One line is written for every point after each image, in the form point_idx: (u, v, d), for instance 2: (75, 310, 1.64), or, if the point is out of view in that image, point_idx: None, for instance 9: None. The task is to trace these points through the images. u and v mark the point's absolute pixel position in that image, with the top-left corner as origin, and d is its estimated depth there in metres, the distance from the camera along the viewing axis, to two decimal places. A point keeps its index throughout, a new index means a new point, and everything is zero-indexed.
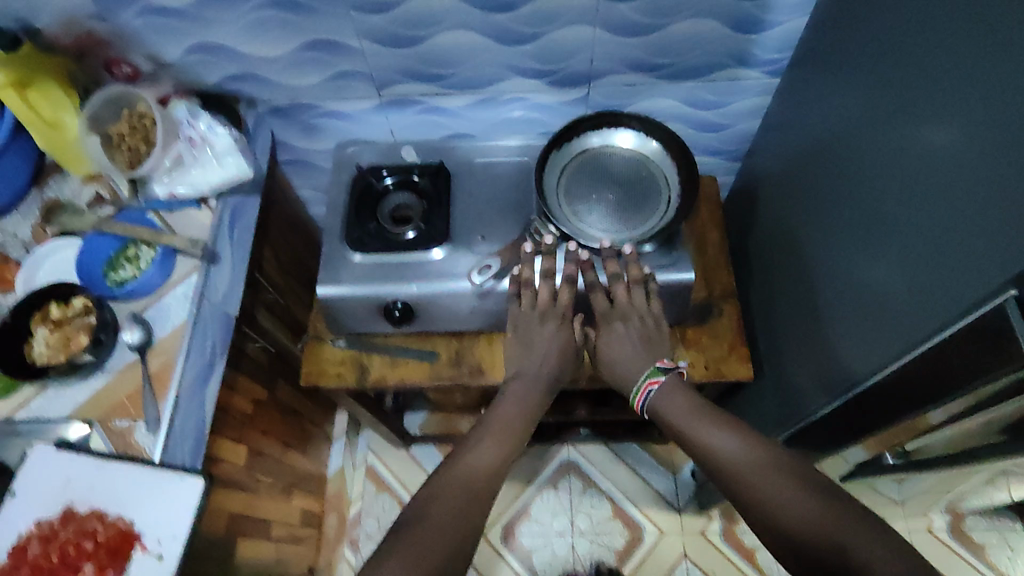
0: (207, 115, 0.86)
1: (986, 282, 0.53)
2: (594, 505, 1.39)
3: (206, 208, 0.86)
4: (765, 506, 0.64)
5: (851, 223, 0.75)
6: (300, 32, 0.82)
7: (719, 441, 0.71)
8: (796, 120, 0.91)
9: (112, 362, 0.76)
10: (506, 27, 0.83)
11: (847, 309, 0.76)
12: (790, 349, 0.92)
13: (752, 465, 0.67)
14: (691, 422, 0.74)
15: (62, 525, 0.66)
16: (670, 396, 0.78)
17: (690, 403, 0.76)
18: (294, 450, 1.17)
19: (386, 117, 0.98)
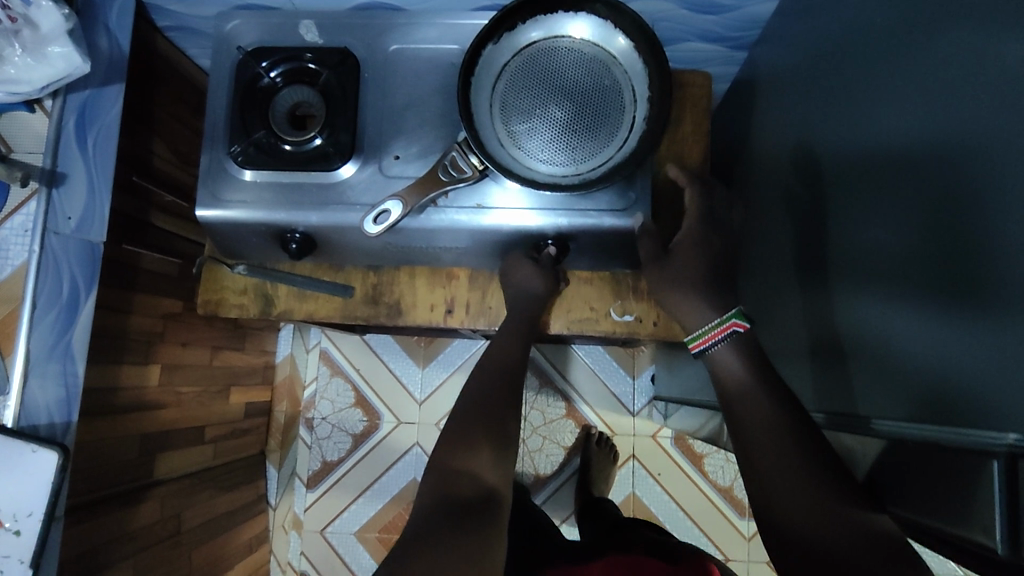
0: None
1: (994, 404, 0.40)
2: (547, 403, 1.36)
3: (41, 112, 0.71)
4: (764, 472, 0.56)
5: (862, 208, 0.56)
6: None
7: (756, 399, 0.60)
8: (819, 17, 0.66)
9: None
10: None
11: (833, 314, 0.60)
12: (771, 308, 0.77)
13: (783, 436, 0.57)
14: (746, 378, 0.62)
15: None
16: (734, 351, 0.65)
17: (753, 359, 0.63)
18: (228, 350, 1.12)
19: None
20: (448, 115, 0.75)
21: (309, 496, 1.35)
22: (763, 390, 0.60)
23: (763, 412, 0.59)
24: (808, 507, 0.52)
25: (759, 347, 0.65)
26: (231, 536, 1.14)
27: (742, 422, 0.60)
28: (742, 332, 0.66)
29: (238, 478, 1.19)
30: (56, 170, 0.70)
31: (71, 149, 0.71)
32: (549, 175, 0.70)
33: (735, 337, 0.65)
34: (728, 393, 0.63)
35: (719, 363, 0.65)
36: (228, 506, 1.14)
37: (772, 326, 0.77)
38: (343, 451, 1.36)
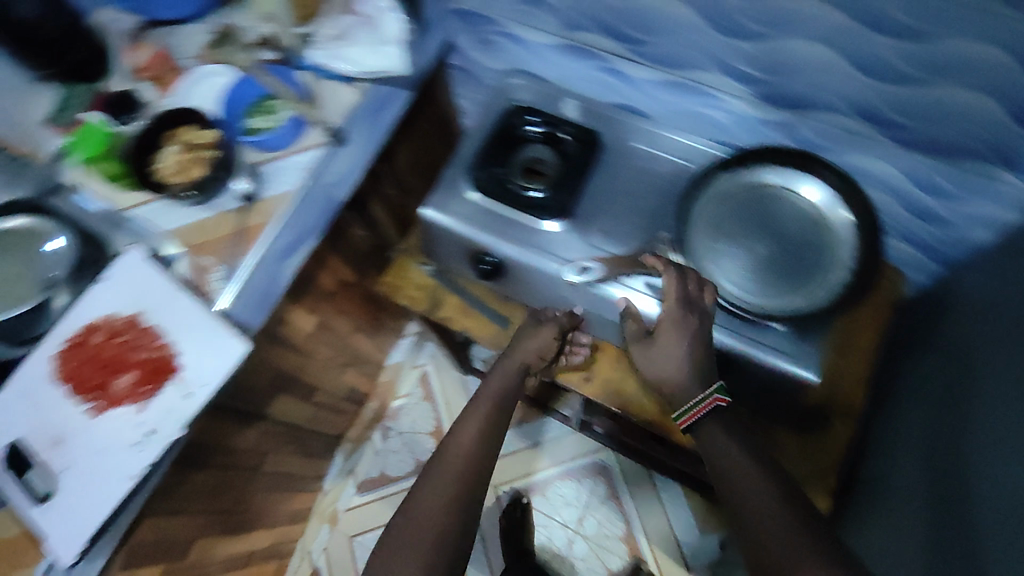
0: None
1: None
2: (558, 494, 1.33)
3: (353, 87, 0.84)
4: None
5: (988, 435, 0.63)
6: None
7: (756, 481, 0.56)
8: None
9: (218, 203, 0.79)
10: (727, 13, 0.69)
11: (972, 542, 0.58)
12: (897, 504, 0.76)
13: (777, 506, 0.54)
14: (743, 459, 0.59)
15: (126, 328, 0.72)
16: (721, 424, 0.64)
17: (735, 432, 0.63)
18: (361, 334, 1.22)
19: (564, 62, 0.89)
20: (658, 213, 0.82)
21: (356, 498, 1.38)
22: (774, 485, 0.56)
23: (749, 488, 0.56)
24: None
25: (743, 421, 0.66)
26: (283, 498, 1.18)
27: (745, 508, 0.55)
28: (724, 407, 0.65)
29: (314, 448, 1.25)
30: (342, 133, 0.83)
31: (360, 121, 0.85)
32: (732, 295, 0.75)
33: (717, 412, 0.65)
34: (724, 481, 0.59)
35: (711, 442, 0.63)
36: (295, 469, 1.19)
37: (879, 537, 0.78)
38: (404, 471, 1.39)
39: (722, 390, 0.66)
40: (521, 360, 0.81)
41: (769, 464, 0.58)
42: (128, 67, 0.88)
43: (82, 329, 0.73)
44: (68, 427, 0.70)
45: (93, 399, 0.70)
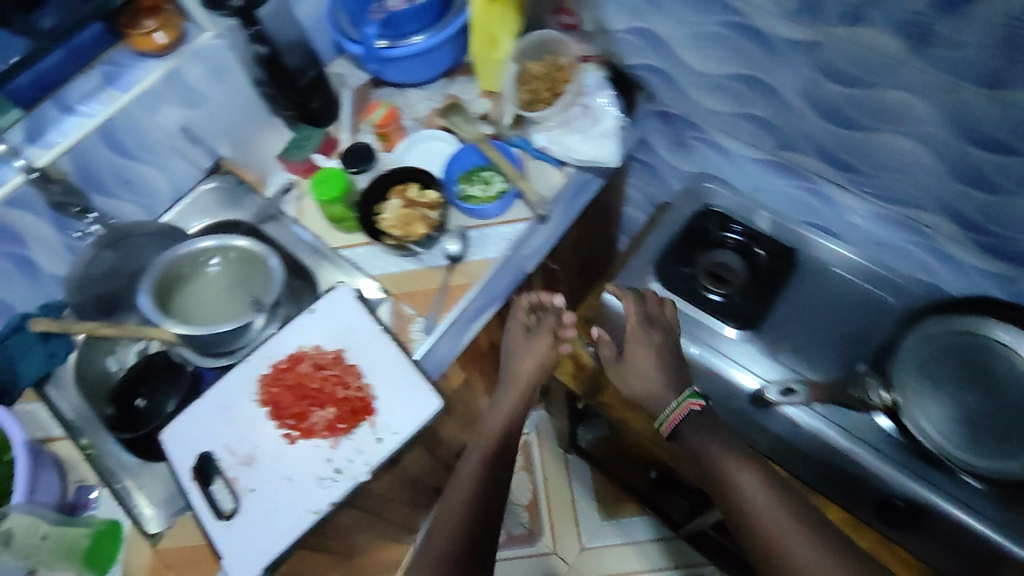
0: (610, 92, 0.88)
1: None
2: None
3: (562, 171, 0.87)
4: (758, 514, 0.59)
5: None
6: (742, 61, 0.77)
7: (749, 479, 0.62)
8: None
9: (426, 258, 0.84)
10: (970, 158, 0.69)
11: None
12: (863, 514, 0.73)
13: (777, 504, 0.60)
14: (718, 452, 0.64)
15: (331, 363, 0.75)
16: (698, 430, 0.67)
17: (714, 433, 0.66)
18: (486, 396, 1.22)
19: (762, 176, 0.91)
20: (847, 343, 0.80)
21: None
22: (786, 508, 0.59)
23: (746, 476, 0.62)
24: (805, 546, 0.56)
25: (720, 420, 0.69)
26: (380, 548, 1.16)
27: (738, 504, 0.61)
28: (697, 411, 0.68)
29: (420, 503, 1.23)
30: (547, 212, 0.85)
31: (563, 203, 0.86)
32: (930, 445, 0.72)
33: (693, 415, 0.68)
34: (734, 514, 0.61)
35: (692, 440, 0.67)
36: (397, 520, 1.17)
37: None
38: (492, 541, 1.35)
39: (695, 394, 0.70)
40: (525, 383, 0.80)
41: (733, 439, 0.66)
42: (352, 122, 0.95)
43: (288, 355, 0.77)
44: (262, 448, 0.72)
45: (289, 426, 0.73)
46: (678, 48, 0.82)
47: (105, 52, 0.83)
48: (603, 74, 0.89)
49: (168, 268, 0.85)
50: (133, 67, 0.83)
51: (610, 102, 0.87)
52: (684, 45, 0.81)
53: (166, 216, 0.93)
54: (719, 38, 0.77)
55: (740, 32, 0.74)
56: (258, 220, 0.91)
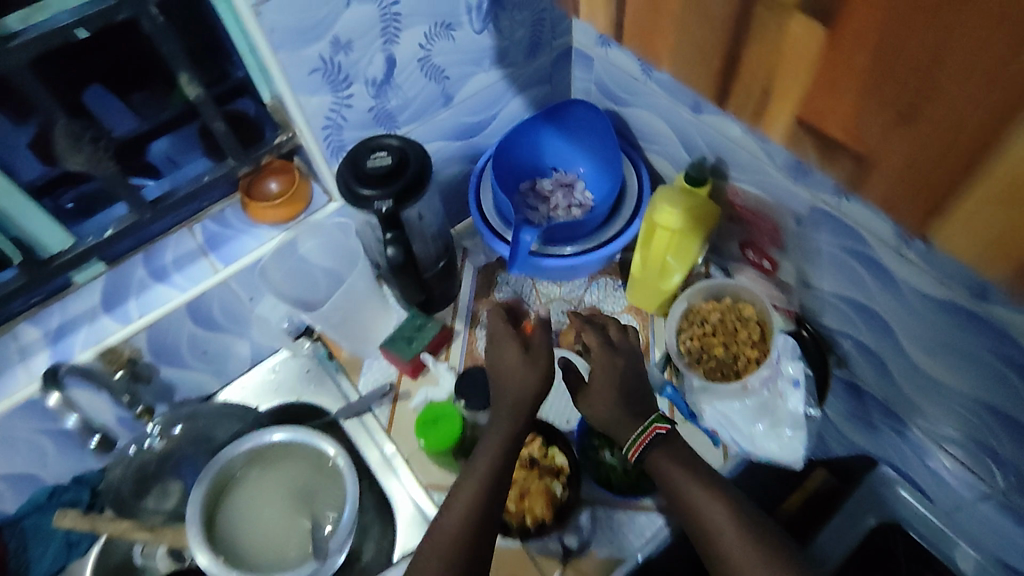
0: (801, 366, 0.68)
1: None
2: None
3: (721, 447, 0.71)
4: (722, 539, 0.55)
5: None
6: (1002, 390, 0.59)
7: (696, 493, 0.57)
8: None
9: (533, 542, 0.65)
10: None
11: None
12: None
13: (742, 539, 0.55)
14: (688, 482, 0.58)
15: None
16: (669, 455, 0.60)
17: (682, 461, 0.59)
18: None
19: (973, 501, 0.71)
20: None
21: None
22: (767, 552, 0.54)
23: (716, 508, 0.56)
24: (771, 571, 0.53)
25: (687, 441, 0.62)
26: None
27: (704, 532, 0.56)
28: (664, 434, 0.61)
29: None
30: None
31: None
32: None
33: (660, 439, 0.60)
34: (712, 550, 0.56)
35: (660, 472, 0.60)
36: None
37: None
38: None
39: (662, 416, 0.62)
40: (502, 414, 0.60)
41: (708, 473, 0.59)
42: (472, 310, 0.82)
43: None
44: None
45: None
46: (908, 343, 0.65)
47: (213, 208, 0.72)
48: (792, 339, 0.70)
49: (219, 470, 0.72)
50: (240, 233, 0.71)
51: (800, 387, 0.68)
52: (918, 342, 0.64)
53: (237, 386, 0.81)
54: (978, 361, 0.59)
55: (1014, 369, 0.56)
56: (342, 418, 0.77)
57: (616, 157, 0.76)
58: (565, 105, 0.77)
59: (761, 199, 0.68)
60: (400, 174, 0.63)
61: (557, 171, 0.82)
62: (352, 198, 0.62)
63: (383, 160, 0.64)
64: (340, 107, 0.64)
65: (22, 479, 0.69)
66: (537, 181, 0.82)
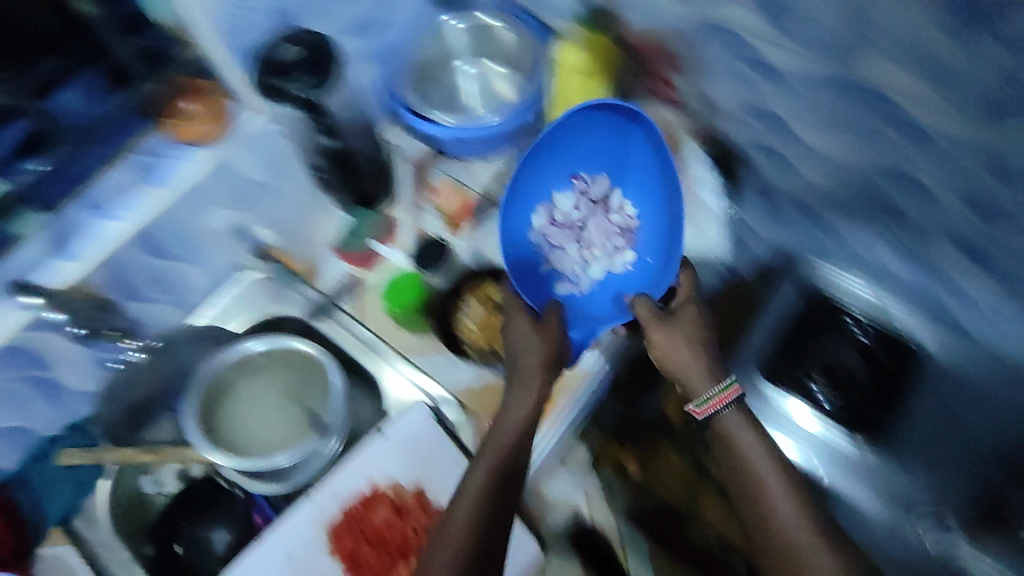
0: (712, 174, 0.79)
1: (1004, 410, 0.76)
2: None
3: None
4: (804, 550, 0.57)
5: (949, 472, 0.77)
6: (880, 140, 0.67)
7: (762, 462, 0.61)
8: None
9: (510, 367, 0.75)
10: None
11: None
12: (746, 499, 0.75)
13: (785, 486, 0.60)
14: (745, 436, 0.63)
15: (416, 509, 0.67)
16: (740, 413, 0.64)
17: (707, 370, 0.65)
18: None
19: (884, 262, 0.80)
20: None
21: None
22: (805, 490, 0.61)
23: (774, 479, 0.61)
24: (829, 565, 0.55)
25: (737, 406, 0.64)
26: None
27: (750, 476, 0.62)
28: (740, 395, 0.65)
29: None
30: None
31: None
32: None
33: (738, 402, 0.64)
34: (739, 483, 0.62)
35: (741, 455, 0.62)
36: None
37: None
38: None
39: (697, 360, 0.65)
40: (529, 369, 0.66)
41: (757, 425, 0.64)
42: (412, 199, 0.86)
43: (360, 495, 0.68)
44: None
45: None
46: (801, 128, 0.72)
47: (143, 140, 0.71)
48: (702, 151, 0.80)
49: (209, 380, 0.76)
50: (173, 161, 0.71)
51: (718, 194, 0.79)
52: (817, 126, 0.70)
53: (202, 313, 0.84)
54: (862, 127, 0.66)
55: (887, 120, 0.64)
56: (314, 317, 0.82)
57: (646, 156, 0.69)
58: (631, 120, 0.67)
59: (653, 27, 0.74)
60: (314, 61, 0.69)
61: (579, 182, 0.72)
62: (274, 90, 0.68)
63: (294, 51, 0.69)
64: (237, 13, 0.67)
65: (13, 434, 0.71)
66: (556, 206, 0.72)
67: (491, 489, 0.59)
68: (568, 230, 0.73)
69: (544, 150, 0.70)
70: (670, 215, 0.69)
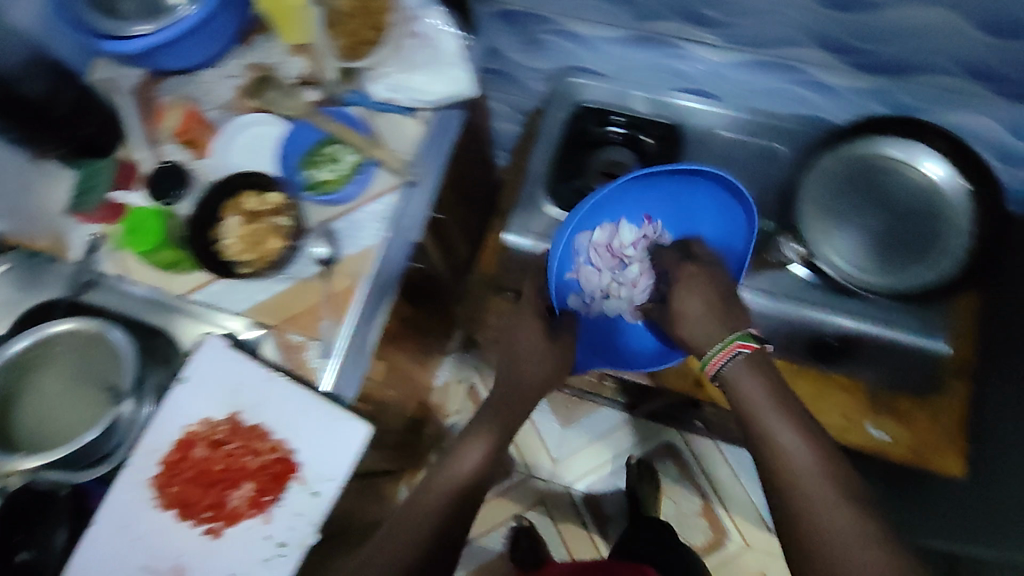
0: (439, 8, 0.75)
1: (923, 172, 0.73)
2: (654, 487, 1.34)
3: (415, 117, 0.74)
4: (798, 472, 0.52)
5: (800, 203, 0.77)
6: None
7: (785, 436, 0.54)
8: None
9: (296, 270, 0.71)
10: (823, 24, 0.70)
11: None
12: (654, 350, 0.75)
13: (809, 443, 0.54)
14: (763, 396, 0.57)
15: (230, 435, 0.65)
16: (749, 370, 0.60)
17: (765, 378, 0.59)
18: (418, 365, 1.16)
19: (626, 53, 0.83)
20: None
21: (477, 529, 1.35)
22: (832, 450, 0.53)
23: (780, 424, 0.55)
24: (829, 495, 0.51)
25: (774, 366, 0.60)
26: None
27: (772, 453, 0.54)
28: (747, 352, 0.61)
29: (387, 493, 1.16)
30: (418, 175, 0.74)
31: (429, 159, 0.75)
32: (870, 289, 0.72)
33: (740, 358, 0.61)
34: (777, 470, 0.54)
35: (737, 383, 0.60)
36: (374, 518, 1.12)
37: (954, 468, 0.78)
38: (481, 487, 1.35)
39: (744, 336, 0.62)
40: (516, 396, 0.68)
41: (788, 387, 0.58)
42: (147, 136, 0.77)
43: (174, 444, 0.66)
44: (186, 551, 0.63)
45: (206, 520, 0.63)
46: None
47: None
48: None
49: None
50: None
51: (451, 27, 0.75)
52: None
53: None
54: None
55: None
56: (77, 292, 0.74)
57: (718, 197, 0.71)
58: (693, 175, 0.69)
59: None
60: None
61: (648, 226, 0.75)
62: None
63: None
64: None
65: None
66: (614, 233, 0.74)
67: (429, 526, 0.58)
68: (615, 258, 0.75)
69: (636, 183, 0.71)
70: (720, 201, 0.71)
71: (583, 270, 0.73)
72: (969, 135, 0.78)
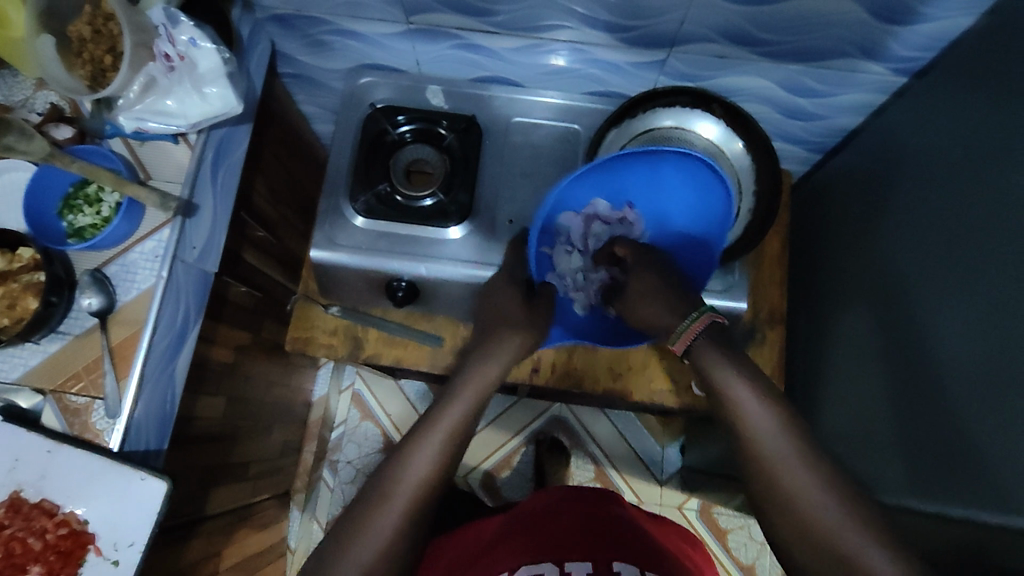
0: (188, 23, 0.66)
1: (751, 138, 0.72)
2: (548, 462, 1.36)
3: (183, 144, 0.71)
4: (762, 445, 0.54)
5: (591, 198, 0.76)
6: None
7: (749, 409, 0.55)
8: (874, 169, 0.77)
9: (69, 326, 0.66)
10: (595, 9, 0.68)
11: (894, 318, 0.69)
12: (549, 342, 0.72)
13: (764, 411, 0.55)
14: (719, 362, 0.57)
15: (8, 519, 0.60)
16: (712, 344, 0.59)
17: (729, 352, 0.58)
18: (278, 385, 1.11)
19: (413, 47, 0.80)
20: (966, 446, 0.54)
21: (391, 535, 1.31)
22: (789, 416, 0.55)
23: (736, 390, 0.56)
24: (803, 476, 0.52)
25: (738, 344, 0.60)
26: None
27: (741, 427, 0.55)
28: (716, 323, 0.60)
29: (265, 519, 1.13)
30: (191, 201, 0.69)
31: (205, 185, 0.71)
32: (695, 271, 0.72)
33: (708, 330, 0.59)
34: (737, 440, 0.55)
35: (702, 359, 0.59)
36: (253, 548, 1.08)
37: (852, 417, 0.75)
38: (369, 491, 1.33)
39: (714, 310, 0.61)
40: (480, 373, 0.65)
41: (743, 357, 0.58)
42: None
43: None
44: None
45: None
46: None
47: None
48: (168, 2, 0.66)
49: None
50: None
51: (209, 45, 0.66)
52: None
53: None
54: None
55: None
56: None
57: (681, 174, 0.66)
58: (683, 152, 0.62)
59: None
60: None
61: (628, 210, 0.70)
62: None
63: None
64: None
65: None
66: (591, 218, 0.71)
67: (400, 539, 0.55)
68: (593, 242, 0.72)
69: (603, 170, 0.66)
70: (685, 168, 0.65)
71: (560, 248, 0.72)
72: (750, 95, 0.80)
